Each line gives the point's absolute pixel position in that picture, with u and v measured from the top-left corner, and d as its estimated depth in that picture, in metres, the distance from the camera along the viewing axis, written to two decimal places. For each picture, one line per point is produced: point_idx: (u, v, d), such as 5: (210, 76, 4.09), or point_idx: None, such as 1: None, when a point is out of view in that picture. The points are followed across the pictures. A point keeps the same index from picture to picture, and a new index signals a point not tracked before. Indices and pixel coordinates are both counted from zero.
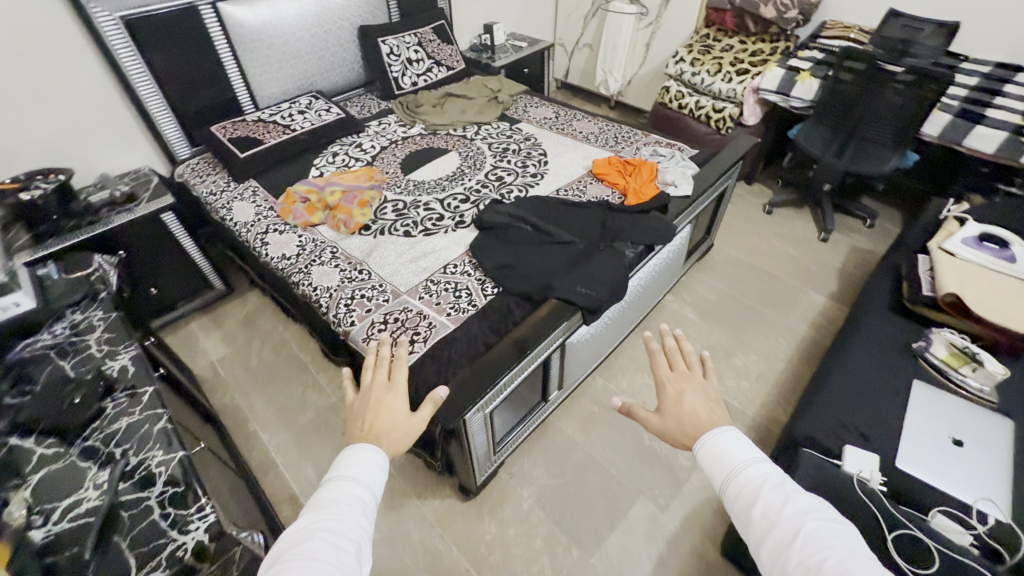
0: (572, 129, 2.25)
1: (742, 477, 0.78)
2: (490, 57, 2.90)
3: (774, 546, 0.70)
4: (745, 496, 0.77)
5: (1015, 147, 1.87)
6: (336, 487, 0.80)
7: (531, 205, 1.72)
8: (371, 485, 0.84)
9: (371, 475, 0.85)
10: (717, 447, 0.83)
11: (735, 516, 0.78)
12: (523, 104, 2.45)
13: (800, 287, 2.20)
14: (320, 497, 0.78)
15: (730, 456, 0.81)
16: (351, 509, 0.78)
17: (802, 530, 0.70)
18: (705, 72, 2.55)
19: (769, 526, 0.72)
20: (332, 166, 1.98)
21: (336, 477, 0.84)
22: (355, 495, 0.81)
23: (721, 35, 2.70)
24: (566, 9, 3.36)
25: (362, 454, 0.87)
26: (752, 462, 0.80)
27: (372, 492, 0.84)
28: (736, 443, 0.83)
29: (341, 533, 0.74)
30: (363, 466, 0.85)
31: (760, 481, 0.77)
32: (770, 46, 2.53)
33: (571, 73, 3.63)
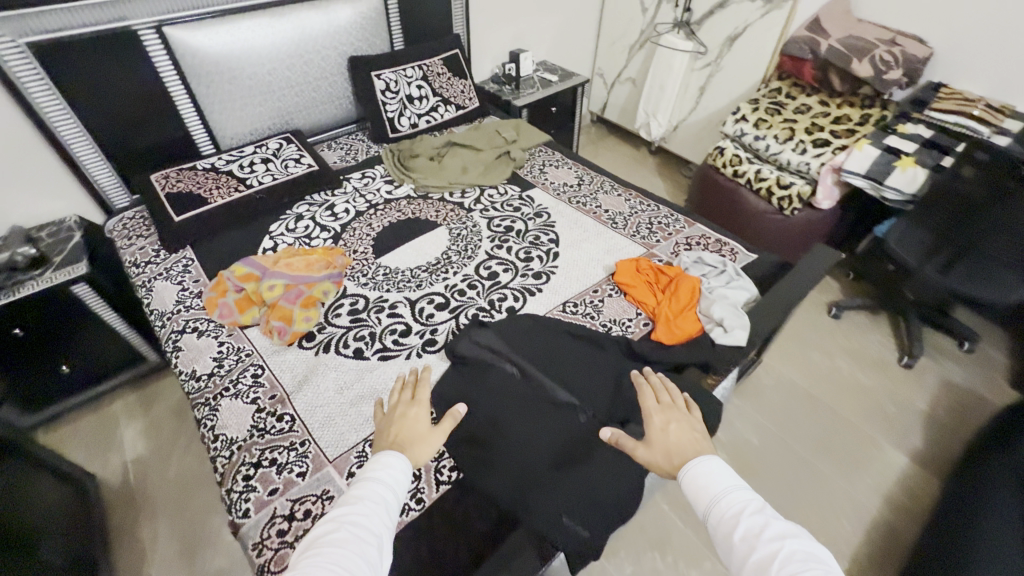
0: (596, 205, 1.80)
1: (722, 499, 0.80)
2: (512, 93, 2.47)
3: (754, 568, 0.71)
4: (726, 523, 0.79)
5: None
6: (363, 486, 0.85)
7: (526, 333, 1.29)
8: (396, 485, 0.88)
9: (397, 473, 0.90)
10: (700, 474, 0.85)
11: (720, 543, 0.79)
12: (541, 163, 2.01)
13: (873, 436, 1.69)
14: (350, 492, 0.84)
15: (710, 482, 0.83)
16: (377, 507, 0.83)
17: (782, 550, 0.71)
18: (772, 137, 2.06)
19: (750, 549, 0.73)
20: (290, 237, 1.60)
21: (364, 476, 0.89)
22: (379, 493, 0.86)
23: (797, 91, 2.18)
24: (608, 36, 2.90)
25: (389, 455, 0.93)
26: (733, 489, 0.82)
27: (397, 490, 0.88)
28: (718, 469, 0.85)
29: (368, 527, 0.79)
30: (389, 465, 0.91)
31: (740, 503, 0.79)
32: (859, 112, 2.00)
33: (609, 109, 3.16)
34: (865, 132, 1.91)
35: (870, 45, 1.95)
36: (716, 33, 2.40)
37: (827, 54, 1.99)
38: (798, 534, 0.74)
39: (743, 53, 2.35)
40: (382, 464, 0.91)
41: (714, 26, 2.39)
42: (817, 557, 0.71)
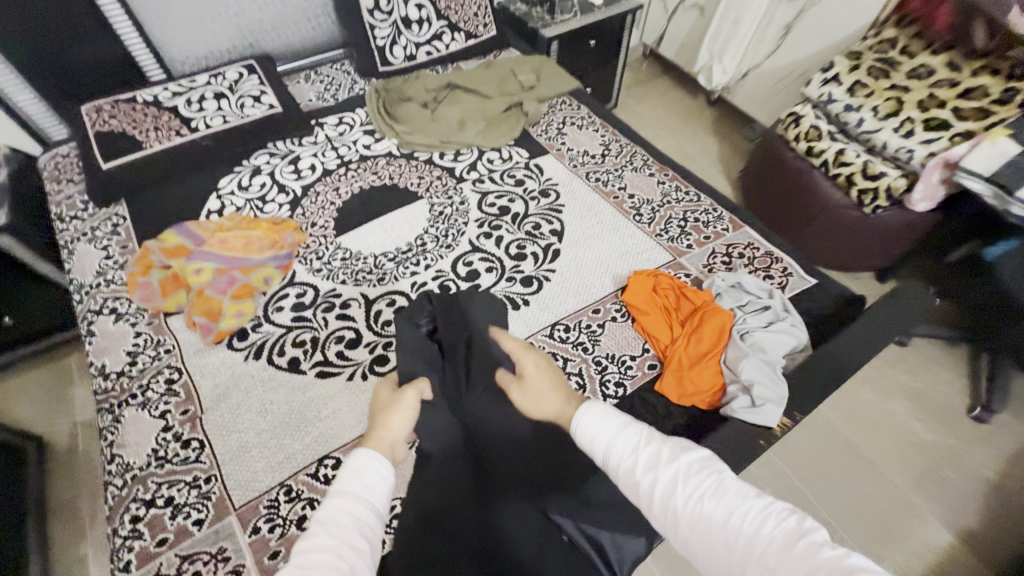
0: (618, 185, 1.43)
1: (611, 439, 0.68)
2: (543, 18, 1.99)
3: (660, 501, 0.61)
4: (620, 469, 0.66)
5: None
6: (338, 504, 0.60)
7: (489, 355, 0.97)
8: (375, 499, 0.62)
9: (376, 486, 0.63)
10: (579, 421, 0.72)
11: (620, 482, 0.67)
12: (561, 121, 1.62)
13: (916, 503, 1.41)
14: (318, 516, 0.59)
15: (594, 431, 0.69)
16: (346, 548, 0.56)
17: (689, 477, 0.62)
18: (870, 111, 1.59)
19: (653, 486, 0.62)
20: (241, 198, 1.34)
21: (331, 493, 0.62)
22: (352, 516, 0.59)
23: (918, 46, 1.63)
24: None
25: (369, 461, 0.64)
26: (619, 430, 0.69)
27: (379, 507, 0.62)
28: (599, 412, 0.71)
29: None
30: (366, 478, 0.63)
31: (630, 435, 0.68)
32: (1004, 82, 1.46)
33: (666, 42, 2.60)
34: (1002, 117, 1.41)
35: None
36: None
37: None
38: (694, 450, 0.65)
39: None
40: (356, 477, 0.63)
41: None
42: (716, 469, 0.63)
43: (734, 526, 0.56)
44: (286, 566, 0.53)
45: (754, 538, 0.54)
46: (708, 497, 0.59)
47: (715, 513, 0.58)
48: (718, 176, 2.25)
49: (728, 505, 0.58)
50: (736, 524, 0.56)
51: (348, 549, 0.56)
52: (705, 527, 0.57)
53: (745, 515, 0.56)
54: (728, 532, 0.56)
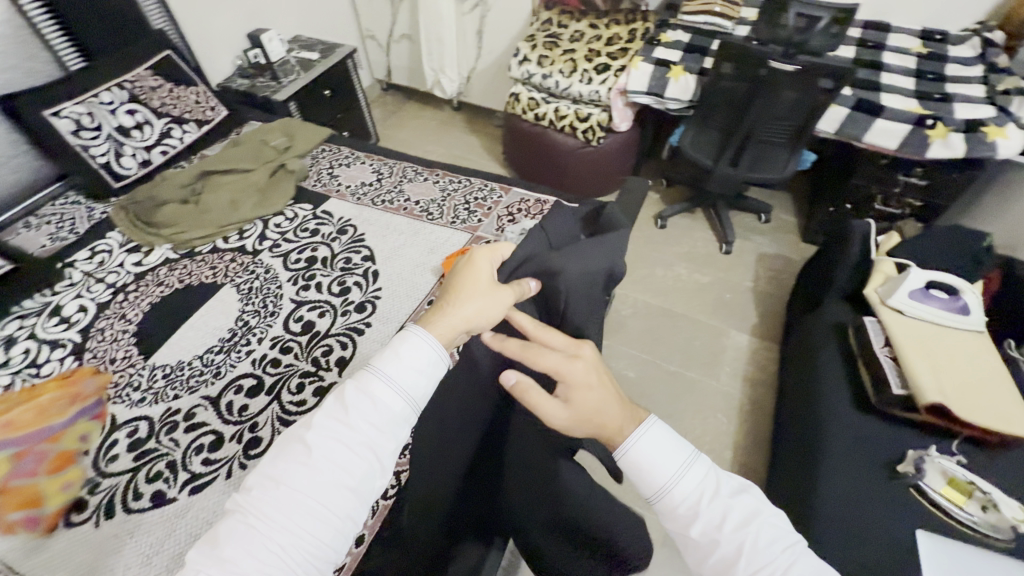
0: (403, 198, 1.60)
1: (675, 490, 0.61)
2: (269, 86, 2.07)
3: (719, 564, 0.59)
4: (680, 514, 0.61)
5: (919, 140, 1.56)
6: (373, 391, 0.65)
7: (574, 304, 0.75)
8: (409, 393, 0.66)
9: (409, 378, 0.65)
10: (641, 454, 0.62)
11: (671, 524, 0.63)
12: (329, 167, 1.72)
13: (719, 326, 1.87)
14: (355, 396, 0.65)
15: (658, 472, 0.62)
16: (372, 445, 0.63)
17: (748, 544, 0.57)
18: (559, 72, 2.00)
19: (716, 549, 0.58)
20: (4, 375, 1.15)
21: (376, 366, 0.66)
22: (386, 407, 0.64)
23: (566, 18, 2.11)
24: None
25: (428, 351, 0.66)
26: (683, 477, 0.62)
27: (415, 402, 0.66)
28: (666, 441, 0.63)
29: (357, 478, 0.62)
30: (419, 364, 0.66)
31: (693, 491, 0.61)
32: (626, 29, 2.02)
33: (395, 73, 2.87)
34: (636, 49, 1.94)
35: None
36: None
37: None
38: (763, 515, 0.60)
39: None
40: (405, 357, 0.66)
41: None
42: (785, 541, 0.59)
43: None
44: (311, 437, 0.62)
45: None
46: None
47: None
48: (489, 163, 2.60)
49: None
50: None
51: (370, 446, 0.63)
52: None
53: None
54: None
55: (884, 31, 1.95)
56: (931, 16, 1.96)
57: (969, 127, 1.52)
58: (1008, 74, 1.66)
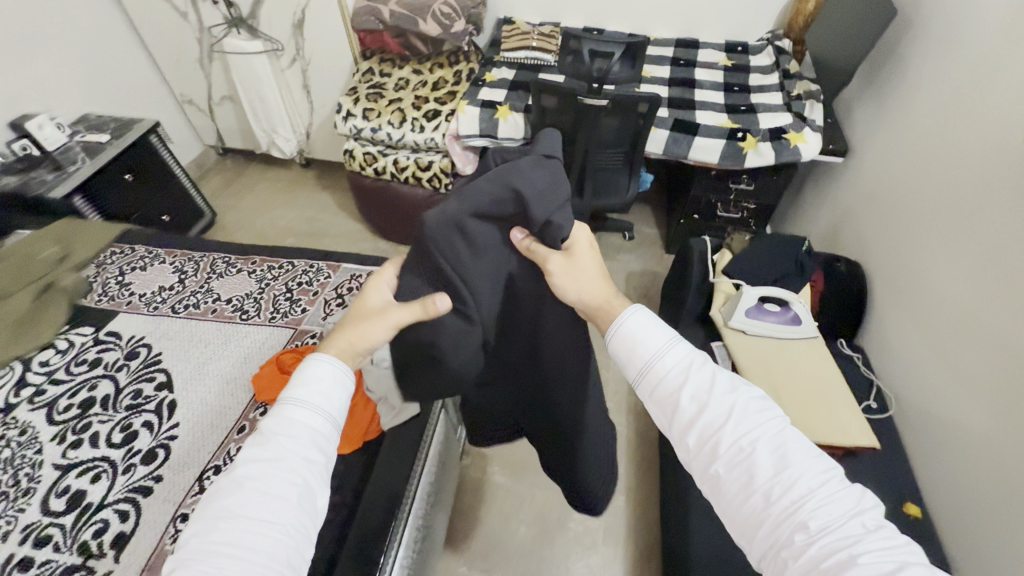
0: (212, 298, 1.37)
1: (658, 361, 0.71)
2: (42, 181, 1.72)
3: (699, 433, 0.66)
4: (664, 389, 0.70)
5: (735, 152, 1.62)
6: (282, 423, 0.64)
7: (439, 248, 0.75)
8: (325, 409, 0.66)
9: (320, 397, 0.67)
10: (631, 332, 0.73)
11: (653, 402, 0.72)
12: (117, 274, 1.44)
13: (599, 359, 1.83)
14: (266, 433, 0.63)
15: (644, 347, 0.72)
16: (301, 462, 0.62)
17: (736, 410, 0.65)
18: (388, 124, 1.87)
19: (698, 414, 0.66)
20: None
21: (287, 396, 0.66)
22: (306, 427, 0.64)
23: (388, 66, 2.00)
24: (166, 59, 2.29)
25: (326, 369, 0.68)
26: (671, 352, 0.71)
27: (335, 416, 0.68)
28: (650, 326, 0.73)
29: (295, 495, 0.60)
30: (320, 386, 0.67)
31: (676, 365, 0.70)
32: (451, 71, 1.95)
33: (226, 137, 2.59)
34: (463, 91, 1.87)
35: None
36: (279, 24, 2.04)
37: (394, 21, 1.92)
38: (749, 390, 0.68)
39: (319, 39, 2.05)
40: (309, 386, 0.67)
41: (272, 16, 2.02)
42: (770, 416, 0.66)
43: (768, 472, 0.61)
44: (240, 473, 0.60)
45: (797, 493, 0.58)
46: (750, 445, 0.62)
47: (751, 456, 0.62)
48: (347, 221, 2.41)
49: (779, 460, 0.61)
50: (782, 476, 0.60)
51: (304, 461, 0.62)
52: (751, 479, 0.61)
53: (793, 471, 0.60)
54: (762, 480, 0.61)
55: (693, 47, 2.05)
56: (729, 30, 2.09)
57: (773, 134, 1.60)
58: (798, 78, 1.79)
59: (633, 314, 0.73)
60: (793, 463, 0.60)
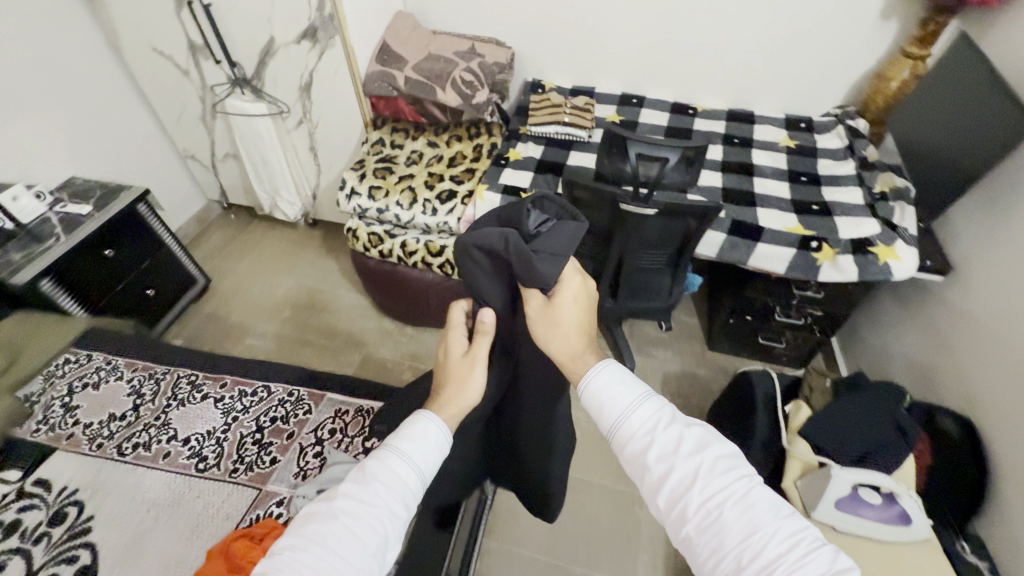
0: (167, 435, 1.13)
1: (624, 411, 0.65)
2: (7, 262, 1.53)
3: (671, 492, 0.60)
4: (634, 447, 0.64)
5: (808, 264, 1.34)
6: (385, 467, 0.65)
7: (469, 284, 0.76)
8: (422, 472, 0.67)
9: (424, 453, 0.68)
10: (600, 387, 0.67)
11: (620, 454, 0.66)
12: (65, 394, 1.22)
13: (630, 492, 1.53)
14: (367, 473, 0.64)
15: (612, 399, 0.66)
16: (388, 514, 0.62)
17: (706, 468, 0.60)
18: (396, 204, 1.63)
19: (668, 475, 0.60)
20: None
21: (394, 441, 0.68)
22: (403, 479, 0.65)
23: (400, 136, 1.78)
24: (168, 115, 2.13)
25: (430, 423, 0.69)
26: (639, 405, 0.66)
27: (427, 478, 0.68)
28: (618, 379, 0.67)
29: (372, 547, 0.59)
30: (420, 443, 0.68)
31: (643, 416, 0.65)
32: (470, 145, 1.72)
33: (230, 193, 2.42)
34: (483, 170, 1.63)
35: (447, 68, 1.75)
36: (285, 86, 1.85)
37: (410, 89, 1.72)
38: (719, 443, 0.63)
39: (328, 102, 1.85)
40: (409, 442, 0.67)
41: (278, 78, 1.83)
42: (741, 470, 0.60)
43: (739, 539, 0.55)
44: (338, 507, 0.61)
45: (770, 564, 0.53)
46: (720, 505, 0.57)
47: (720, 516, 0.57)
48: (350, 293, 2.17)
49: (753, 523, 0.55)
50: (751, 542, 0.54)
51: (388, 515, 0.62)
52: (721, 542, 0.56)
53: (763, 537, 0.55)
54: (730, 540, 0.56)
55: (748, 121, 1.79)
56: (790, 104, 1.83)
57: (855, 247, 1.32)
58: (879, 170, 1.51)
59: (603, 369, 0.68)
60: (763, 529, 0.55)
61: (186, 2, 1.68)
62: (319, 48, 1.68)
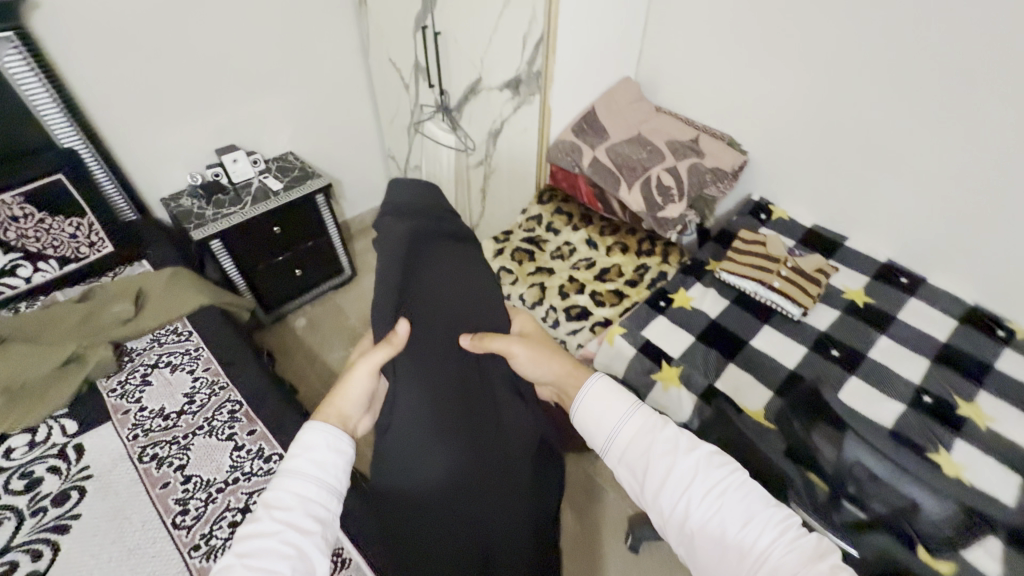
0: (179, 461, 1.08)
1: (616, 420, 0.76)
2: (201, 215, 1.75)
3: (673, 487, 0.68)
4: (630, 454, 0.74)
5: None
6: (278, 491, 0.63)
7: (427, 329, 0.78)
8: (326, 478, 0.66)
9: (322, 464, 0.67)
10: (591, 406, 0.78)
11: (620, 460, 0.76)
12: (150, 365, 1.28)
13: None
14: (260, 504, 0.62)
15: (606, 414, 0.77)
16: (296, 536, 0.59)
17: (698, 467, 0.69)
18: (518, 299, 1.35)
19: (665, 473, 0.69)
20: None
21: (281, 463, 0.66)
22: (299, 497, 0.63)
23: (561, 219, 1.50)
24: (385, 116, 2.26)
25: (320, 435, 0.68)
26: (629, 417, 0.76)
27: (333, 484, 0.67)
28: (610, 392, 0.78)
29: (289, 570, 0.57)
30: (315, 453, 0.67)
31: (637, 422, 0.75)
32: (633, 261, 1.35)
33: (410, 198, 2.49)
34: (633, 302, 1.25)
35: (646, 162, 1.39)
36: (477, 126, 1.73)
37: (592, 174, 1.43)
38: (706, 447, 0.72)
39: (508, 153, 1.69)
40: (302, 461, 0.66)
41: (473, 116, 1.73)
42: (730, 468, 0.69)
43: (735, 526, 0.63)
44: (235, 547, 0.58)
45: (762, 546, 0.61)
46: (716, 500, 0.66)
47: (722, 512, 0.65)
48: None
49: (749, 512, 0.64)
50: (744, 526, 0.63)
51: (300, 531, 0.61)
52: (722, 528, 0.64)
53: (755, 525, 0.63)
54: (730, 532, 0.63)
55: None
56: None
57: None
58: None
59: (595, 388, 0.79)
60: (754, 518, 0.63)
61: (421, 27, 1.68)
62: (516, 100, 1.51)
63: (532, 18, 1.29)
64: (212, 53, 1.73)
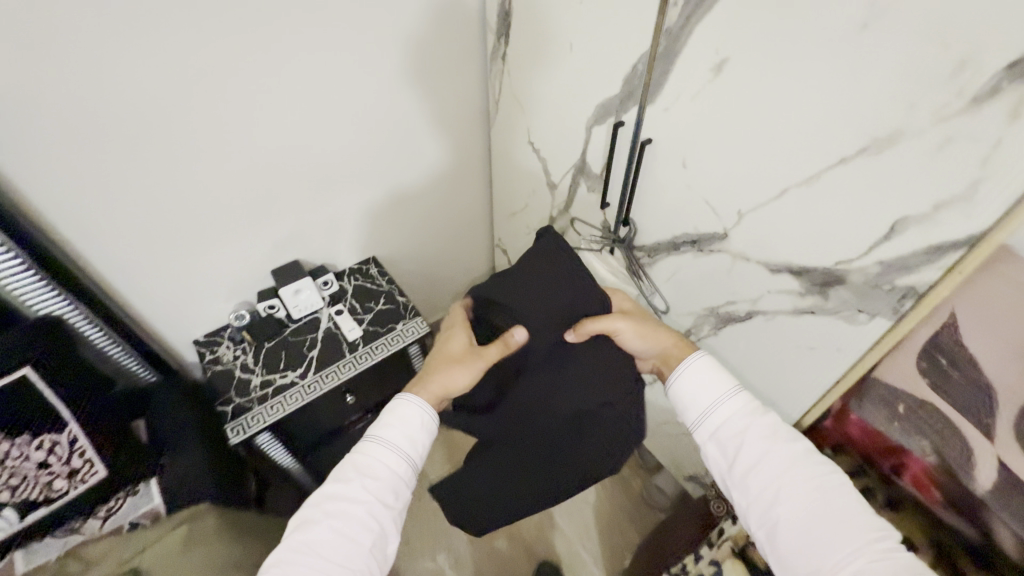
0: None
1: (707, 393, 0.85)
2: (247, 387, 1.18)
3: (767, 480, 0.76)
4: (727, 436, 0.81)
5: None
6: (369, 462, 0.79)
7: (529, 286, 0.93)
8: (411, 455, 0.82)
9: (411, 439, 0.82)
10: (691, 378, 0.86)
11: (711, 441, 0.83)
12: None
13: None
14: (356, 465, 0.78)
15: (702, 394, 0.85)
16: (380, 512, 0.75)
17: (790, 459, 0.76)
18: None
19: (756, 471, 0.77)
20: None
21: (377, 431, 0.82)
22: (386, 472, 0.79)
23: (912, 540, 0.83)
24: (504, 203, 1.60)
25: (412, 410, 0.84)
26: (723, 399, 0.83)
27: (414, 466, 0.82)
28: (712, 370, 0.85)
29: (369, 538, 0.73)
30: (406, 424, 0.83)
31: (735, 403, 0.82)
32: None
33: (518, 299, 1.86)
34: None
35: None
36: (683, 287, 1.04)
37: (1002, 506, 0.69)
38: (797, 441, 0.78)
39: (738, 349, 0.99)
40: (394, 428, 0.82)
41: (679, 272, 1.03)
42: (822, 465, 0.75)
43: (817, 517, 0.70)
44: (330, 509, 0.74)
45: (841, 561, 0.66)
46: (817, 498, 0.72)
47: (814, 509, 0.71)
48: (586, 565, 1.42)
49: (840, 517, 0.70)
50: (826, 537, 0.68)
51: (383, 506, 0.76)
52: (807, 525, 0.70)
53: (842, 532, 0.68)
54: (827, 526, 0.69)
55: None
56: None
57: None
58: None
59: (695, 365, 0.86)
60: (838, 521, 0.69)
61: (614, 121, 0.98)
62: (808, 299, 0.79)
63: (958, 210, 0.57)
64: (277, 149, 1.10)
